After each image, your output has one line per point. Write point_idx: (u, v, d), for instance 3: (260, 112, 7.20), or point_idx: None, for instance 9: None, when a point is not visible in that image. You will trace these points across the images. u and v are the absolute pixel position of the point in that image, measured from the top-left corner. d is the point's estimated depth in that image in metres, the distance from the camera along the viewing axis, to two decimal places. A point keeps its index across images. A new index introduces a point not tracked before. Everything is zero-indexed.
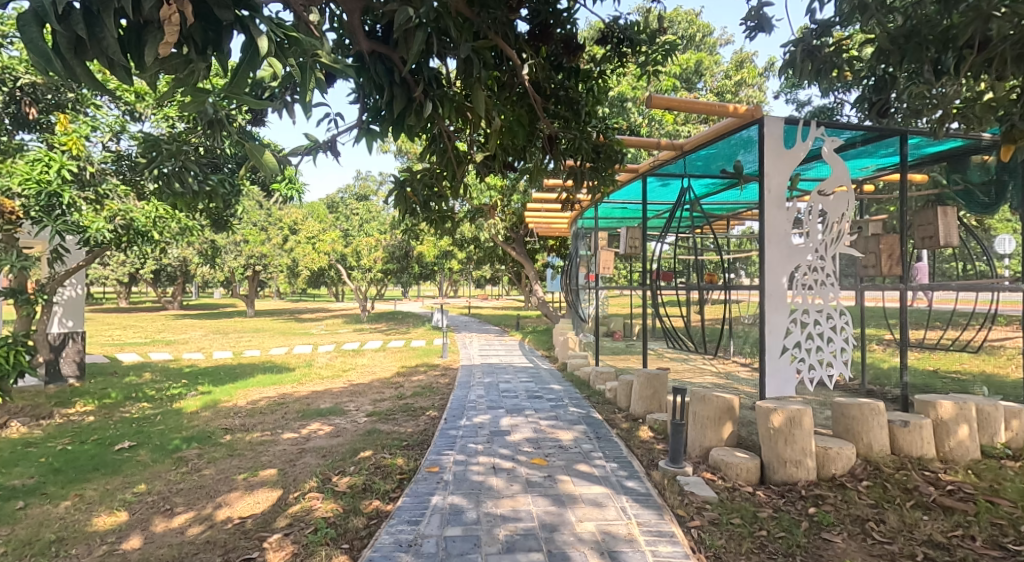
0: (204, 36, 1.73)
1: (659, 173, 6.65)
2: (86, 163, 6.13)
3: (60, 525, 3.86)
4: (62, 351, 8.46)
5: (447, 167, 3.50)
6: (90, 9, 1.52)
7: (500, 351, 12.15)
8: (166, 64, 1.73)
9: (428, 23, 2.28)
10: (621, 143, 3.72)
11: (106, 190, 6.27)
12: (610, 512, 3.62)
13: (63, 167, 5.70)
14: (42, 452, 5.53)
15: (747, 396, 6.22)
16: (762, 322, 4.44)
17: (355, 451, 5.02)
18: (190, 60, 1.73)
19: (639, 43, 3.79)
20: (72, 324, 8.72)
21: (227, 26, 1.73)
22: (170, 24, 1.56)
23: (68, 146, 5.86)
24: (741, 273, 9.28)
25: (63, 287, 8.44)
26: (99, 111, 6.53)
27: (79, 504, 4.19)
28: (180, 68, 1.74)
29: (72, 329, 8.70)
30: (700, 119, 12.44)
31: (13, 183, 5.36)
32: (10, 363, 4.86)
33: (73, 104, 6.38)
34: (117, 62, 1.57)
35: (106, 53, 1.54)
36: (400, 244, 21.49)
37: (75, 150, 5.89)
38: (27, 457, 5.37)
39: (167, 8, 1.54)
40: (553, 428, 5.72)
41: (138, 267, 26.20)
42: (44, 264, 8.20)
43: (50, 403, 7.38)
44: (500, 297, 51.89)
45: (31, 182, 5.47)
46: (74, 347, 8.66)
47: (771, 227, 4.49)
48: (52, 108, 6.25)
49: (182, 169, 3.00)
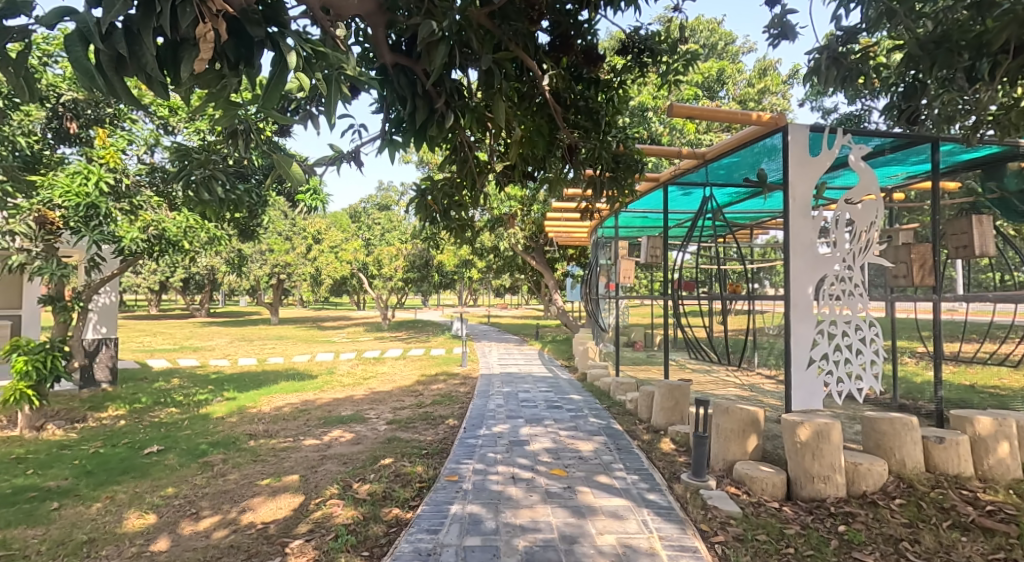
0: (236, 53, 1.76)
1: (680, 181, 6.58)
2: (122, 176, 6.26)
3: (91, 526, 3.91)
4: (96, 357, 8.69)
5: (467, 177, 3.52)
6: (130, 29, 1.56)
7: (519, 360, 12.17)
8: (200, 80, 1.74)
9: (452, 36, 2.31)
10: (640, 152, 3.71)
11: (140, 201, 6.43)
12: (631, 525, 3.56)
13: (101, 179, 5.86)
14: (76, 454, 5.64)
15: (772, 410, 6.09)
16: (788, 333, 4.35)
17: (375, 459, 5.02)
18: (223, 75, 1.76)
19: (660, 53, 3.78)
20: (106, 330, 8.77)
21: (258, 43, 1.77)
22: (205, 42, 1.57)
23: (105, 159, 6.07)
24: (766, 282, 9.11)
25: (98, 294, 8.53)
26: (135, 126, 6.62)
27: (109, 507, 4.25)
28: (213, 83, 1.76)
29: (106, 336, 8.77)
30: (723, 126, 12.32)
31: (53, 196, 5.51)
32: (48, 367, 6.23)
33: (111, 119, 6.62)
34: (155, 78, 1.60)
35: (144, 69, 1.58)
36: (421, 253, 21.62)
37: (112, 162, 6.07)
38: (62, 459, 5.48)
39: (203, 26, 1.55)
40: (573, 438, 5.67)
41: (168, 276, 26.87)
42: (81, 272, 8.46)
43: (84, 407, 7.57)
44: (518, 305, 52.04)
45: (71, 194, 5.61)
46: (108, 352, 8.87)
47: (796, 236, 4.41)
48: (91, 123, 6.55)
49: (210, 177, 2.97)
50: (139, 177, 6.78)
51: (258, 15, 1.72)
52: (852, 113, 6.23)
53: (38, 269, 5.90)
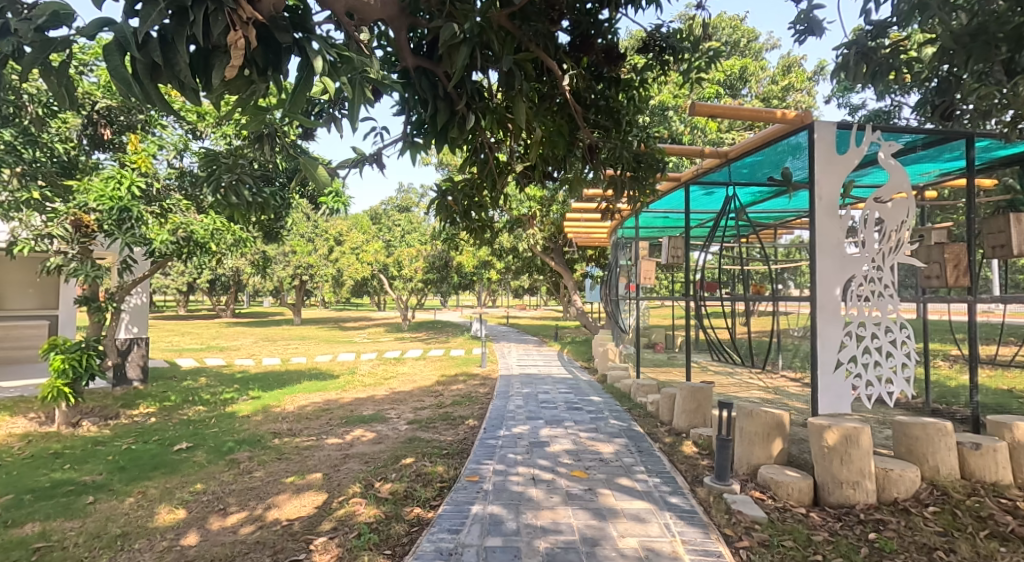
0: (265, 58, 1.80)
1: (702, 181, 6.51)
2: (152, 180, 6.45)
3: (125, 520, 3.98)
4: (129, 356, 8.85)
5: (487, 178, 3.53)
6: (165, 37, 1.60)
7: (539, 361, 12.14)
8: (230, 86, 1.77)
9: (474, 39, 2.30)
10: (662, 152, 3.65)
11: (170, 205, 6.56)
12: (653, 528, 3.51)
13: (133, 183, 5.97)
14: (110, 450, 5.76)
15: (798, 413, 5.97)
16: (814, 335, 4.26)
17: (397, 458, 5.03)
18: (252, 81, 1.80)
19: (682, 51, 3.74)
20: (138, 330, 8.96)
21: (285, 49, 1.81)
22: (237, 48, 1.60)
23: (137, 164, 6.20)
24: (791, 283, 8.94)
25: (130, 295, 8.69)
26: (165, 132, 6.72)
27: (141, 501, 4.32)
28: (243, 88, 1.80)
29: (138, 335, 8.95)
30: (746, 125, 12.14)
31: (89, 200, 5.65)
32: (84, 365, 6.38)
33: (143, 125, 6.64)
34: (188, 85, 1.64)
35: (178, 77, 1.62)
36: (440, 254, 21.70)
37: (144, 167, 6.22)
38: (96, 454, 5.60)
39: (235, 33, 1.59)
40: (593, 440, 5.62)
41: (195, 277, 27.37)
42: (114, 273, 8.67)
43: (117, 404, 7.74)
44: (537, 307, 51.98)
45: (105, 198, 5.73)
46: (140, 351, 9.04)
47: (822, 236, 4.32)
48: (124, 129, 6.58)
49: (239, 182, 3.06)
50: (169, 181, 6.90)
51: (285, 22, 1.78)
52: (881, 110, 6.08)
53: (74, 271, 6.05)
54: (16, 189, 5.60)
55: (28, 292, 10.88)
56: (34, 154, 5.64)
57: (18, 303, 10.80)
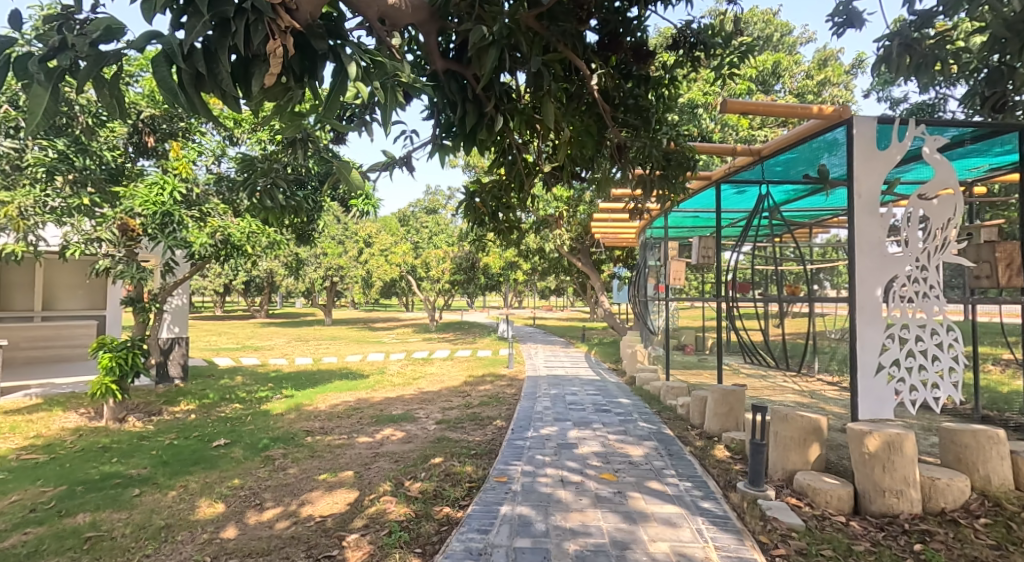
0: (301, 65, 1.82)
1: (734, 180, 6.37)
2: (192, 185, 6.69)
3: (168, 512, 4.06)
4: (170, 354, 9.07)
5: (516, 179, 3.49)
6: (209, 48, 1.65)
7: (567, 362, 12.06)
8: (268, 94, 1.79)
9: (503, 40, 2.28)
10: (693, 150, 3.57)
11: (208, 209, 6.70)
12: (685, 533, 3.42)
13: (175, 190, 6.12)
14: (153, 445, 5.91)
15: (835, 418, 5.78)
16: (853, 337, 4.13)
17: (426, 458, 5.03)
18: (289, 87, 1.81)
19: (713, 47, 3.66)
20: (179, 330, 9.19)
21: (321, 56, 1.83)
22: (275, 56, 1.64)
23: (179, 169, 6.45)
24: (827, 283, 8.69)
25: (172, 295, 8.93)
26: (204, 138, 6.99)
27: (183, 495, 4.41)
28: (281, 96, 1.81)
29: (179, 335, 9.19)
30: (780, 121, 11.84)
31: (134, 205, 5.82)
32: (129, 363, 6.56)
33: (183, 132, 6.89)
34: (229, 94, 1.70)
35: (220, 85, 1.67)
36: (467, 255, 21.78)
37: (184, 173, 6.46)
38: (141, 449, 5.75)
39: (273, 42, 1.63)
40: (621, 442, 5.54)
41: (230, 279, 28.04)
42: (156, 275, 8.93)
43: (160, 401, 7.96)
44: (564, 308, 51.77)
45: (149, 203, 5.89)
46: (181, 350, 9.25)
47: (862, 235, 4.17)
48: (167, 137, 6.81)
49: (273, 186, 3.09)
50: (208, 187, 7.07)
51: (321, 29, 1.80)
52: (923, 103, 5.86)
53: (121, 273, 6.22)
54: (68, 195, 5.69)
55: (79, 293, 11.05)
56: (85, 162, 5.82)
57: (68, 304, 10.95)
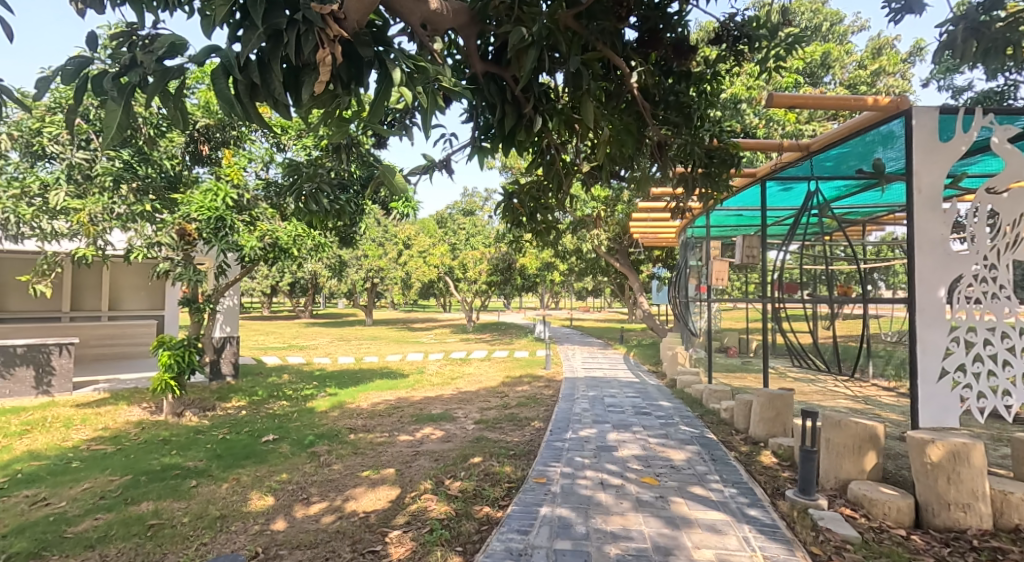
0: (348, 73, 1.86)
1: (781, 176, 6.14)
2: (244, 191, 6.73)
3: (223, 503, 4.15)
4: (222, 352, 9.35)
5: (554, 180, 3.41)
6: (263, 60, 1.72)
7: (605, 364, 11.90)
8: (317, 101, 1.84)
9: (543, 42, 2.20)
10: (736, 146, 3.43)
11: (258, 213, 6.81)
12: (731, 541, 3.28)
13: (227, 195, 6.31)
14: (208, 438, 6.07)
15: (892, 426, 5.48)
16: (913, 340, 3.91)
17: (465, 457, 5.00)
18: (336, 94, 1.84)
19: (759, 39, 3.49)
20: (231, 329, 9.45)
21: (367, 63, 1.86)
22: (324, 65, 1.68)
23: (230, 176, 6.56)
24: (882, 283, 8.28)
25: (224, 296, 9.20)
26: (254, 146, 7.09)
27: (237, 487, 4.51)
28: (328, 103, 1.85)
29: (231, 334, 9.45)
30: (829, 115, 11.38)
31: (191, 211, 6.01)
32: (186, 360, 6.78)
33: (235, 141, 7.05)
34: (282, 102, 1.76)
35: (272, 94, 1.74)
36: (504, 256, 21.79)
37: (236, 180, 6.56)
38: (197, 442, 5.93)
39: (322, 51, 1.66)
40: (662, 446, 5.39)
41: (276, 280, 28.80)
42: (210, 276, 9.21)
43: (213, 397, 8.20)
44: (602, 309, 51.30)
45: (205, 209, 6.09)
46: (232, 349, 9.52)
47: (922, 232, 3.95)
48: (219, 145, 7.01)
49: (317, 191, 3.11)
50: (258, 193, 7.12)
51: (367, 37, 1.84)
52: (989, 92, 5.51)
53: (179, 275, 6.41)
54: (133, 202, 5.98)
55: (141, 293, 11.41)
56: (147, 171, 6.13)
57: (133, 304, 11.35)
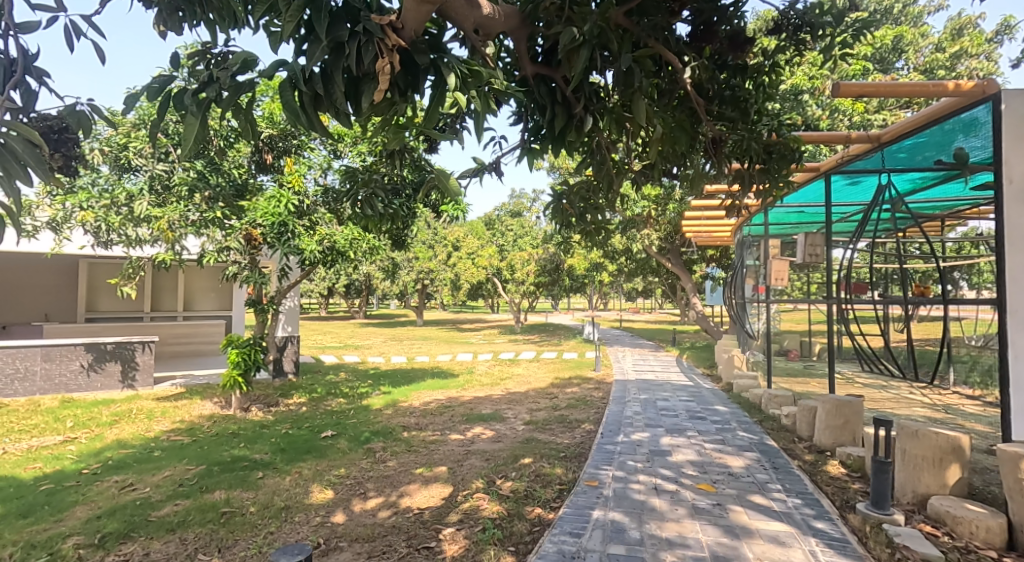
0: (405, 80, 1.81)
1: (847, 171, 5.77)
2: (303, 197, 6.91)
3: (285, 495, 4.21)
4: (285, 351, 9.62)
5: (604, 180, 3.27)
6: (325, 71, 1.69)
7: (657, 367, 11.59)
8: (375, 109, 1.81)
9: (594, 40, 2.09)
10: (796, 139, 3.13)
11: (316, 218, 6.93)
12: (796, 554, 3.06)
13: (289, 201, 6.41)
14: (271, 433, 6.22)
15: (976, 437, 5.04)
16: (1003, 347, 3.55)
17: (516, 458, 4.92)
18: (393, 102, 1.83)
19: (822, 27, 3.25)
20: (292, 328, 9.72)
21: (423, 69, 1.82)
22: (384, 74, 1.62)
23: (293, 183, 6.75)
24: (962, 282, 7.70)
25: (286, 297, 9.47)
26: (313, 153, 7.12)
27: (298, 480, 4.58)
28: (385, 110, 1.83)
29: (292, 333, 9.71)
30: (899, 104, 10.69)
31: (256, 217, 6.15)
32: (251, 357, 6.98)
33: (296, 148, 7.11)
34: (343, 113, 1.72)
35: (334, 104, 1.70)
36: (552, 257, 21.63)
37: (297, 186, 6.77)
38: (262, 435, 6.09)
39: (382, 59, 1.61)
40: (719, 453, 5.14)
41: (333, 281, 29.62)
42: (273, 277, 9.49)
43: (276, 393, 8.43)
44: (653, 311, 50.31)
45: (269, 215, 6.20)
46: (293, 347, 9.78)
47: (1013, 228, 3.59)
48: (281, 154, 7.07)
49: (373, 196, 3.14)
50: (316, 198, 7.20)
51: (424, 45, 1.79)
52: None
53: (246, 278, 6.68)
54: (205, 209, 6.23)
55: (210, 295, 12.05)
56: (217, 180, 6.35)
57: (204, 305, 11.97)
